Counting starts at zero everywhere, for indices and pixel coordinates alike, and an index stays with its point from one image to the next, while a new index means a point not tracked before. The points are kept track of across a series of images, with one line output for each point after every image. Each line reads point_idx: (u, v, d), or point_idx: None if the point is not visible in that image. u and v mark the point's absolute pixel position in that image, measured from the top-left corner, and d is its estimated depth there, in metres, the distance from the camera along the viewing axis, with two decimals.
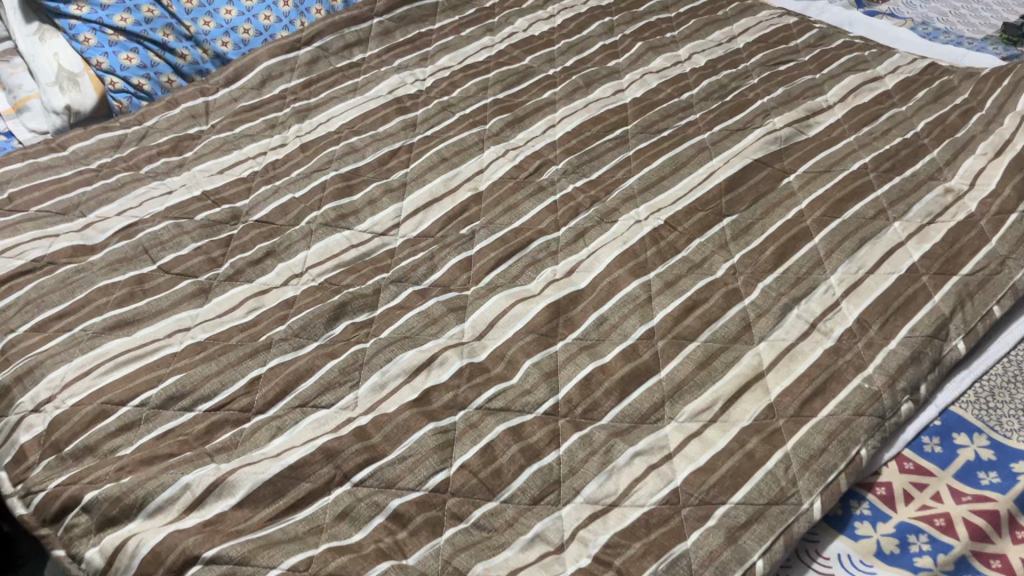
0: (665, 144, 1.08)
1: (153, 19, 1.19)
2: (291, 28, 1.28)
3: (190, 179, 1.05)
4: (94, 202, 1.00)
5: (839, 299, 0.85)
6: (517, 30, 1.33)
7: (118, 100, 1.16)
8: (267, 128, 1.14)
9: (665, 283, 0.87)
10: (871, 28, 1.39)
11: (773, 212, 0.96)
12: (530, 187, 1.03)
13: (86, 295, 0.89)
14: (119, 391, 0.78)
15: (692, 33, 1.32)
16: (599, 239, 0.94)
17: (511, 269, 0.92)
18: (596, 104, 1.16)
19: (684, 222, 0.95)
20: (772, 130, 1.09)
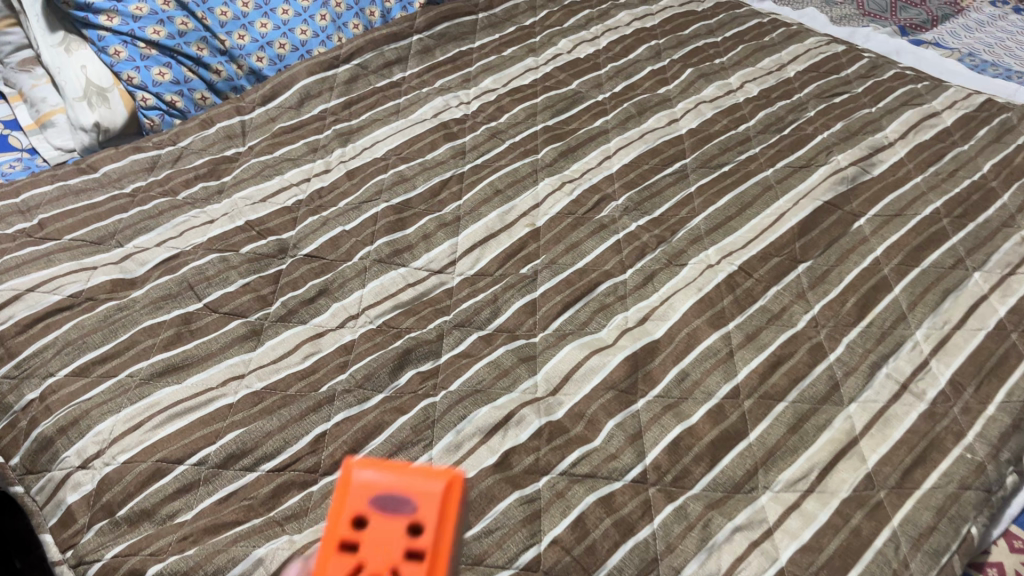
0: (727, 181, 1.04)
1: (187, 33, 1.13)
2: (328, 44, 1.23)
3: (231, 208, 0.99)
4: (131, 230, 0.95)
5: (928, 357, 0.82)
6: (561, 51, 1.28)
7: (149, 118, 1.10)
8: (309, 152, 1.08)
9: (745, 336, 0.84)
10: (919, 59, 1.36)
11: (848, 259, 0.92)
12: (590, 224, 0.99)
13: (131, 336, 0.83)
14: (175, 447, 0.73)
15: (741, 60, 1.28)
16: (669, 284, 0.90)
17: (579, 315, 0.88)
18: (651, 135, 1.12)
19: (760, 269, 0.91)
20: (838, 169, 1.05)
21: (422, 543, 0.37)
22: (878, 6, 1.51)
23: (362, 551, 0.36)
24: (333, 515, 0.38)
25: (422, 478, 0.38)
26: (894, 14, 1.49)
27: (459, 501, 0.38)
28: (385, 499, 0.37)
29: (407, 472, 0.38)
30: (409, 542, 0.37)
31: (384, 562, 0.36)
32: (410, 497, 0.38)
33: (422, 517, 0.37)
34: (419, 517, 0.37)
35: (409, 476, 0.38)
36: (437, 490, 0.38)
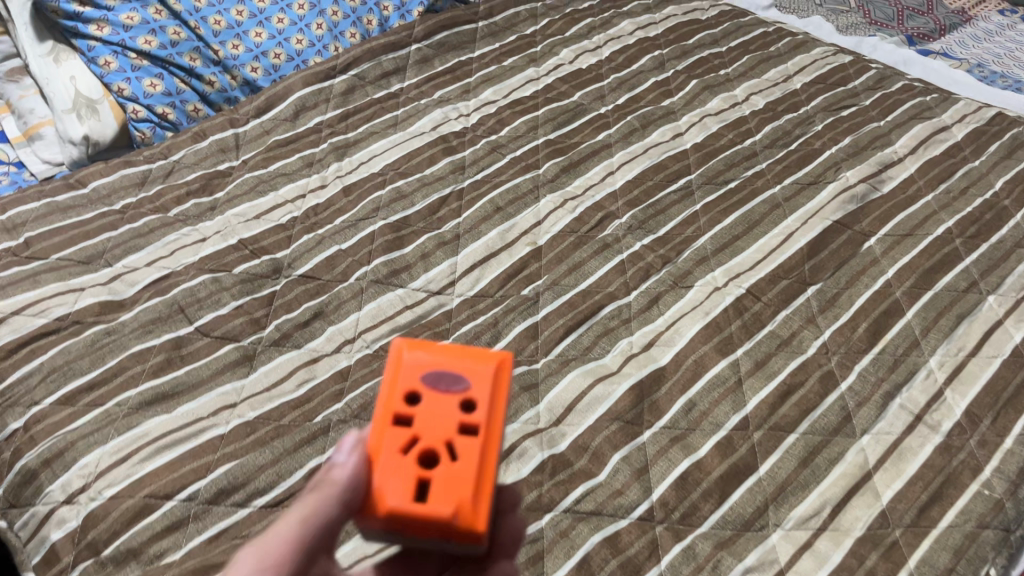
0: (733, 198, 1.01)
1: (179, 43, 1.10)
2: (325, 54, 1.19)
3: (224, 225, 0.96)
4: (121, 249, 0.92)
5: (943, 387, 0.79)
6: (562, 62, 1.26)
7: (140, 130, 1.06)
8: (304, 166, 1.06)
9: (754, 363, 0.81)
10: (927, 70, 1.34)
11: (859, 282, 0.90)
12: (593, 244, 0.96)
13: (119, 362, 0.80)
14: (164, 481, 0.71)
15: (746, 71, 1.26)
16: (675, 307, 0.87)
17: (582, 339, 0.85)
18: (655, 150, 1.09)
19: (768, 292, 0.88)
20: (847, 186, 1.02)
21: (474, 418, 0.47)
22: (885, 15, 1.49)
23: (420, 421, 0.47)
24: (396, 391, 0.48)
25: (471, 364, 0.49)
26: (901, 23, 1.47)
27: (503, 386, 0.50)
28: (437, 377, 0.48)
29: (452, 358, 0.49)
30: (464, 417, 0.47)
31: (438, 430, 0.47)
32: (458, 376, 0.49)
33: (469, 393, 0.48)
34: (468, 393, 0.48)
35: (456, 361, 0.49)
36: (484, 373, 0.49)
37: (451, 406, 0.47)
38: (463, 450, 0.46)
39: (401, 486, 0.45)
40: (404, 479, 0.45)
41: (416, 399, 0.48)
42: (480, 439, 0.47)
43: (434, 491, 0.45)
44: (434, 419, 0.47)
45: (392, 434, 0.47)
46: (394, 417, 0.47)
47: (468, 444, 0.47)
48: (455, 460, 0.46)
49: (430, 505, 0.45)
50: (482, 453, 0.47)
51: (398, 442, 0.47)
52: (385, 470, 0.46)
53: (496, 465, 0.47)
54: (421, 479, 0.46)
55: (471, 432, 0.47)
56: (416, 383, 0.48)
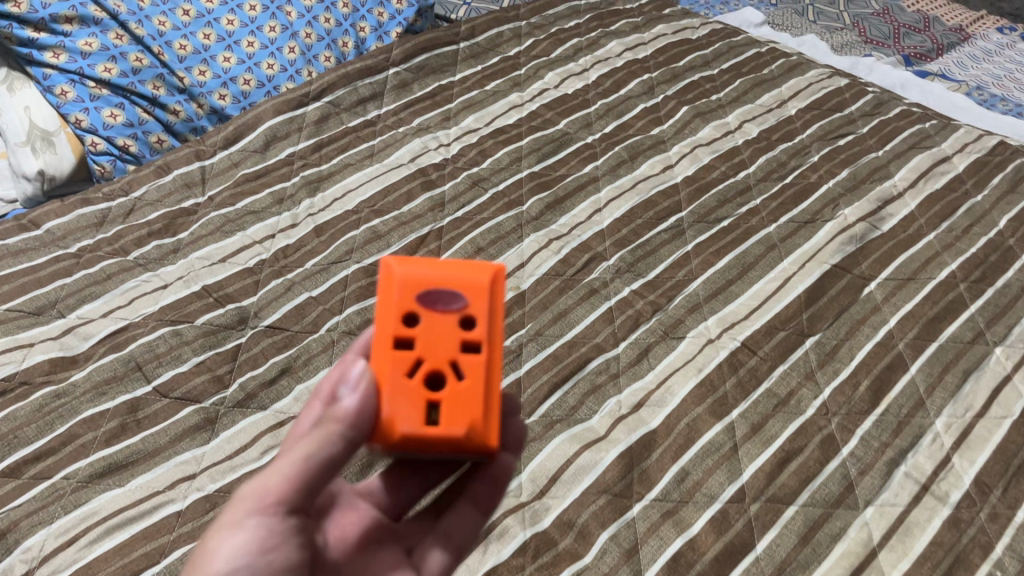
0: (727, 238, 0.96)
1: (142, 70, 1.04)
2: (297, 79, 1.14)
3: (187, 270, 0.91)
4: (74, 297, 0.86)
5: (950, 453, 0.75)
6: (547, 86, 1.20)
7: (99, 164, 1.00)
8: (274, 203, 1.00)
9: (750, 427, 0.76)
10: (925, 93, 1.29)
11: (859, 332, 0.85)
12: (579, 289, 0.91)
13: (69, 429, 0.74)
14: (114, 568, 0.65)
15: (738, 96, 1.21)
16: (665, 362, 0.82)
17: (567, 398, 0.80)
18: (645, 184, 1.04)
19: (765, 345, 0.83)
20: (845, 225, 0.98)
21: (473, 334, 0.50)
22: (881, 33, 1.45)
23: (422, 343, 0.49)
24: (392, 311, 0.50)
25: (465, 278, 0.51)
26: (897, 41, 1.43)
27: (495, 294, 0.52)
28: (433, 295, 0.50)
29: (445, 274, 0.51)
30: (463, 334, 0.50)
31: (441, 351, 0.49)
32: (454, 294, 0.51)
33: (468, 309, 0.50)
34: (465, 310, 0.50)
35: (449, 278, 0.51)
36: (480, 288, 0.51)
37: (451, 325, 0.50)
38: (469, 370, 0.49)
39: (411, 406, 0.48)
40: (413, 403, 0.48)
41: (414, 320, 0.50)
42: (482, 356, 0.50)
43: (446, 412, 0.48)
44: (435, 339, 0.50)
45: (396, 357, 0.49)
46: (396, 340, 0.49)
47: (472, 361, 0.50)
48: (461, 379, 0.49)
49: (442, 427, 0.48)
50: (486, 370, 0.50)
51: (402, 365, 0.49)
52: (394, 394, 0.48)
53: (497, 379, 0.51)
54: (429, 398, 0.48)
55: (472, 349, 0.50)
56: (413, 304, 0.50)
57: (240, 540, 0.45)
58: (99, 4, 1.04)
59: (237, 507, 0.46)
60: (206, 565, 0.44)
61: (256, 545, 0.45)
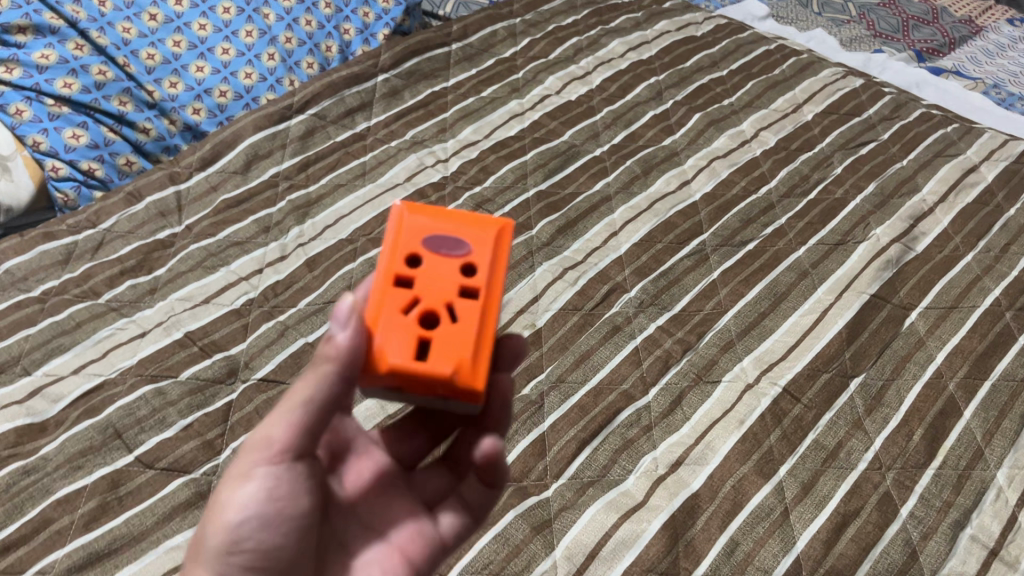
0: (754, 265, 0.89)
1: (106, 84, 0.94)
2: (278, 90, 1.04)
3: (166, 314, 0.81)
4: (40, 351, 0.77)
5: (1016, 511, 0.69)
6: (549, 92, 1.12)
7: (62, 191, 0.90)
8: (260, 232, 0.91)
9: (800, 487, 0.70)
10: (942, 93, 1.23)
11: (906, 371, 0.79)
12: (600, 326, 0.83)
13: (41, 513, 0.66)
14: None
15: (752, 101, 1.13)
16: (701, 411, 0.76)
17: (597, 456, 0.73)
18: (662, 203, 0.96)
19: (809, 390, 0.76)
20: (879, 246, 0.91)
21: (475, 281, 0.47)
22: (889, 25, 1.39)
23: (422, 284, 0.47)
24: (393, 250, 0.48)
25: (474, 227, 0.49)
26: (907, 35, 1.37)
27: (505, 247, 0.49)
28: (438, 238, 0.48)
29: (454, 218, 0.49)
30: (465, 280, 0.47)
31: (439, 292, 0.47)
32: (460, 240, 0.48)
33: (471, 256, 0.48)
34: (469, 257, 0.48)
35: (461, 223, 0.49)
36: (487, 237, 0.49)
37: (452, 267, 0.47)
38: (464, 314, 0.46)
39: (402, 343, 0.45)
40: (403, 341, 0.45)
41: (417, 261, 0.48)
42: (480, 303, 0.47)
43: (435, 350, 0.45)
44: (435, 282, 0.47)
45: (393, 293, 0.46)
46: (395, 277, 0.47)
47: (469, 307, 0.47)
48: (455, 322, 0.46)
49: (430, 366, 0.45)
50: (482, 318, 0.47)
51: (398, 303, 0.46)
52: (386, 333, 0.45)
53: (494, 330, 0.47)
54: (421, 339, 0.45)
55: (471, 295, 0.47)
56: (418, 244, 0.48)
57: (248, 492, 0.47)
58: (55, 10, 0.93)
59: (248, 458, 0.48)
60: (221, 515, 0.47)
61: (266, 495, 0.47)
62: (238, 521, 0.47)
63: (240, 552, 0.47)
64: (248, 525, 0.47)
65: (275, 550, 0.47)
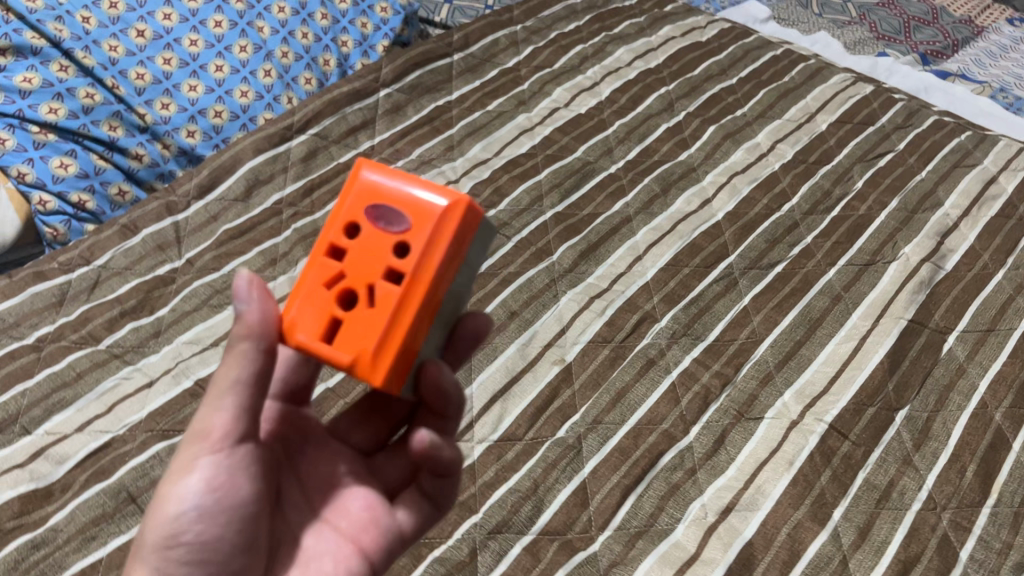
0: (785, 289, 0.86)
1: (94, 108, 0.87)
2: (276, 108, 0.99)
3: (174, 360, 0.76)
4: (39, 407, 0.71)
5: None
6: (557, 104, 1.08)
7: (51, 226, 0.84)
8: (267, 265, 0.86)
9: (857, 532, 0.67)
10: (951, 97, 1.21)
11: (950, 402, 0.77)
12: (633, 360, 0.80)
13: None
14: None
15: (764, 111, 1.10)
16: (746, 451, 0.73)
17: (644, 504, 0.70)
18: (685, 224, 0.93)
19: (855, 426, 0.74)
20: (910, 266, 0.89)
21: (403, 265, 0.44)
22: (891, 26, 1.36)
23: (348, 260, 0.45)
24: (336, 215, 0.45)
25: (421, 201, 0.44)
26: (909, 36, 1.35)
27: (453, 226, 0.44)
28: (382, 211, 0.45)
29: (406, 187, 0.45)
30: (392, 263, 0.44)
31: (364, 272, 0.44)
32: (402, 216, 0.44)
33: (406, 236, 0.44)
34: (403, 237, 0.44)
35: (412, 194, 0.45)
36: (429, 217, 0.44)
37: (383, 246, 0.44)
38: (380, 301, 0.44)
39: (313, 317, 0.45)
40: (318, 315, 0.45)
41: (355, 233, 0.45)
42: (403, 290, 0.44)
43: (343, 334, 0.44)
44: (363, 259, 0.45)
45: (319, 265, 0.45)
46: (330, 249, 0.45)
47: (389, 293, 0.44)
48: (370, 307, 0.44)
49: (333, 348, 0.44)
50: (400, 307, 0.44)
51: (322, 276, 0.45)
52: (302, 305, 0.45)
53: (416, 321, 0.44)
54: (332, 317, 0.44)
55: (397, 280, 0.44)
56: (359, 216, 0.45)
57: (189, 483, 0.46)
58: (37, 29, 0.86)
59: (186, 449, 0.47)
60: (161, 509, 0.46)
61: (207, 485, 0.46)
62: (177, 513, 0.46)
63: (180, 545, 0.46)
64: (187, 517, 0.46)
65: (215, 541, 0.46)
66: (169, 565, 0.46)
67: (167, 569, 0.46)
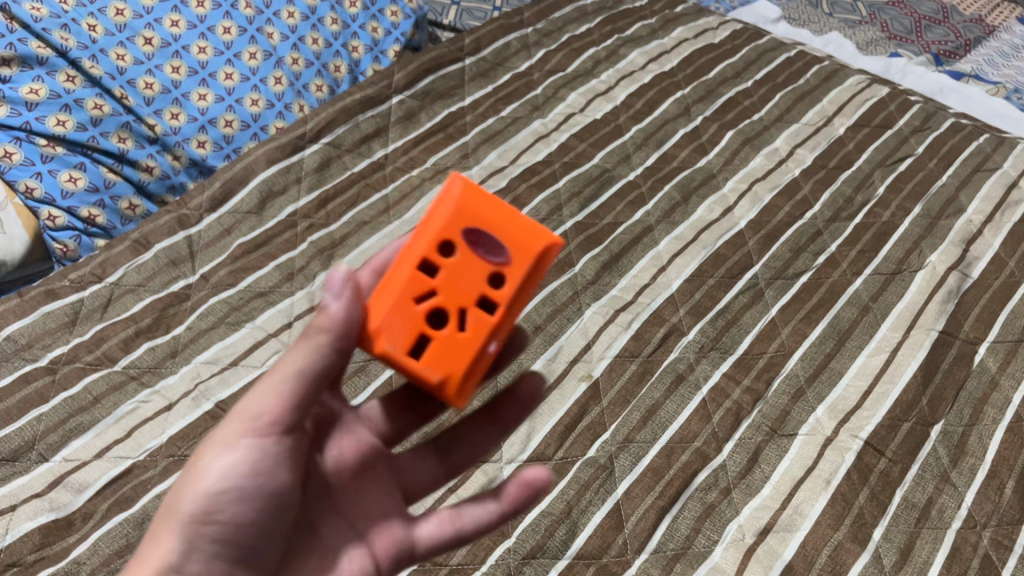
0: (812, 299, 0.85)
1: (103, 119, 0.85)
2: (288, 116, 0.97)
3: (193, 382, 0.74)
4: (57, 433, 0.69)
5: None
6: (572, 109, 1.06)
7: (60, 242, 0.82)
8: (284, 280, 0.84)
9: (898, 553, 0.66)
10: (966, 99, 1.20)
11: (984, 416, 0.76)
12: (662, 375, 0.78)
13: None
14: None
15: (782, 114, 1.08)
16: (781, 469, 0.71)
17: (680, 525, 0.68)
18: (708, 233, 0.91)
19: (891, 443, 0.73)
20: (937, 275, 0.87)
21: (498, 294, 0.46)
22: (902, 26, 1.35)
23: (443, 280, 0.46)
24: (430, 229, 0.46)
25: (523, 233, 0.45)
26: (920, 35, 1.33)
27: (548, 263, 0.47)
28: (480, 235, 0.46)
29: (509, 216, 0.46)
30: (487, 290, 0.46)
31: (458, 293, 0.46)
32: (501, 246, 0.46)
33: (505, 268, 0.46)
34: (502, 267, 0.46)
35: (513, 225, 0.45)
36: (530, 253, 0.45)
37: (480, 273, 0.46)
38: (472, 326, 0.46)
39: (402, 330, 0.46)
40: (405, 328, 0.46)
41: (449, 251, 0.46)
42: (495, 318, 0.46)
43: (431, 353, 0.46)
44: (457, 280, 0.46)
45: (412, 279, 0.46)
46: (421, 262, 0.46)
47: (481, 319, 0.46)
48: (462, 330, 0.46)
49: (421, 365, 0.45)
50: (491, 334, 0.46)
51: (412, 290, 0.46)
52: (390, 316, 0.46)
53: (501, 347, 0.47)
54: (420, 334, 0.46)
55: (489, 306, 0.46)
56: (455, 235, 0.46)
57: (234, 462, 0.44)
58: (43, 38, 0.83)
59: (234, 423, 0.45)
60: (198, 480, 0.44)
61: (252, 468, 0.44)
62: (218, 490, 0.43)
63: (213, 523, 0.43)
64: (228, 497, 0.44)
65: (248, 527, 0.44)
66: (200, 541, 0.43)
67: (196, 546, 0.43)
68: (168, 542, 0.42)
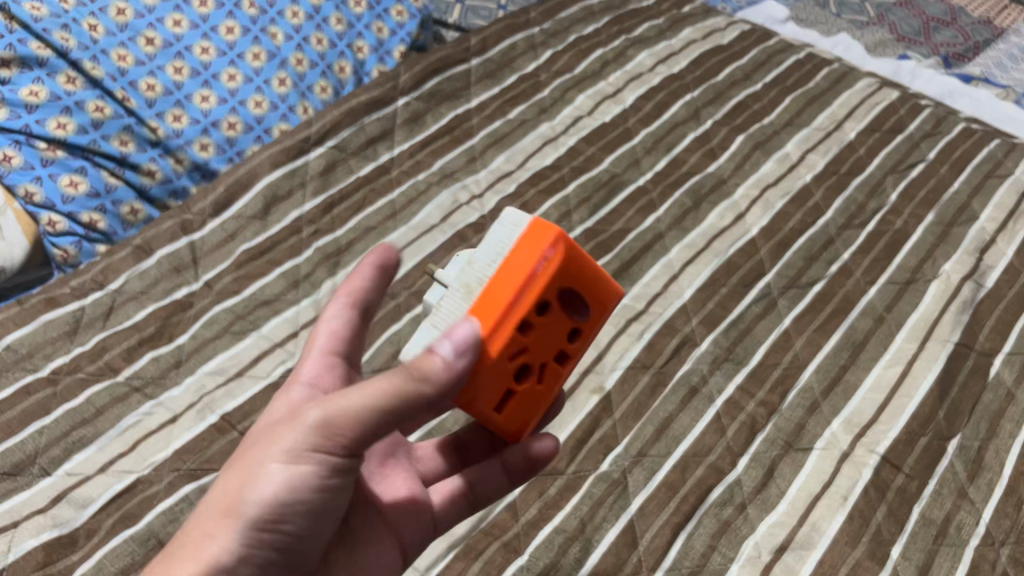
0: (825, 309, 0.84)
1: (104, 123, 0.83)
2: (292, 118, 0.95)
3: (198, 394, 0.73)
4: (59, 446, 0.67)
5: None
6: (580, 112, 1.04)
7: (60, 248, 0.80)
8: (289, 288, 0.82)
9: (917, 571, 0.65)
10: (976, 103, 1.19)
11: (1002, 430, 0.75)
12: (675, 388, 0.77)
13: None
14: None
15: (792, 118, 1.07)
16: (797, 485, 0.70)
17: (695, 542, 0.67)
18: (719, 241, 0.90)
19: (908, 458, 0.72)
20: (951, 286, 0.86)
21: (572, 347, 0.49)
22: (911, 27, 1.34)
23: (536, 342, 0.47)
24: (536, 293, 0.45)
25: (603, 295, 0.49)
26: (929, 37, 1.32)
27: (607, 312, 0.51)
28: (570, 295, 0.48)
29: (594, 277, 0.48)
30: (565, 345, 0.49)
31: (546, 350, 0.48)
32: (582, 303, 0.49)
33: (583, 324, 0.49)
34: (580, 324, 0.49)
35: (597, 286, 0.48)
36: (604, 311, 0.50)
37: (563, 330, 0.48)
38: (547, 377, 0.49)
39: (494, 390, 0.47)
40: (496, 387, 0.47)
41: (544, 310, 0.46)
42: (564, 367, 0.50)
43: (512, 407, 0.48)
44: (546, 340, 0.47)
45: (513, 343, 0.45)
46: (521, 324, 0.45)
47: (555, 369, 0.49)
48: (540, 382, 0.49)
49: (503, 419, 0.48)
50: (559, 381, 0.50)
51: (511, 352, 0.46)
52: (488, 379, 0.46)
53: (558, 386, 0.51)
54: (506, 391, 0.47)
55: (561, 356, 0.49)
56: (552, 296, 0.46)
57: (300, 475, 0.43)
58: (43, 38, 0.81)
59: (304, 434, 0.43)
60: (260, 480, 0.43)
61: (316, 483, 0.44)
62: (282, 501, 0.43)
63: (274, 529, 0.44)
64: (292, 508, 0.44)
65: (303, 530, 0.45)
66: (257, 542, 0.44)
67: (253, 548, 0.44)
68: (225, 550, 0.42)
